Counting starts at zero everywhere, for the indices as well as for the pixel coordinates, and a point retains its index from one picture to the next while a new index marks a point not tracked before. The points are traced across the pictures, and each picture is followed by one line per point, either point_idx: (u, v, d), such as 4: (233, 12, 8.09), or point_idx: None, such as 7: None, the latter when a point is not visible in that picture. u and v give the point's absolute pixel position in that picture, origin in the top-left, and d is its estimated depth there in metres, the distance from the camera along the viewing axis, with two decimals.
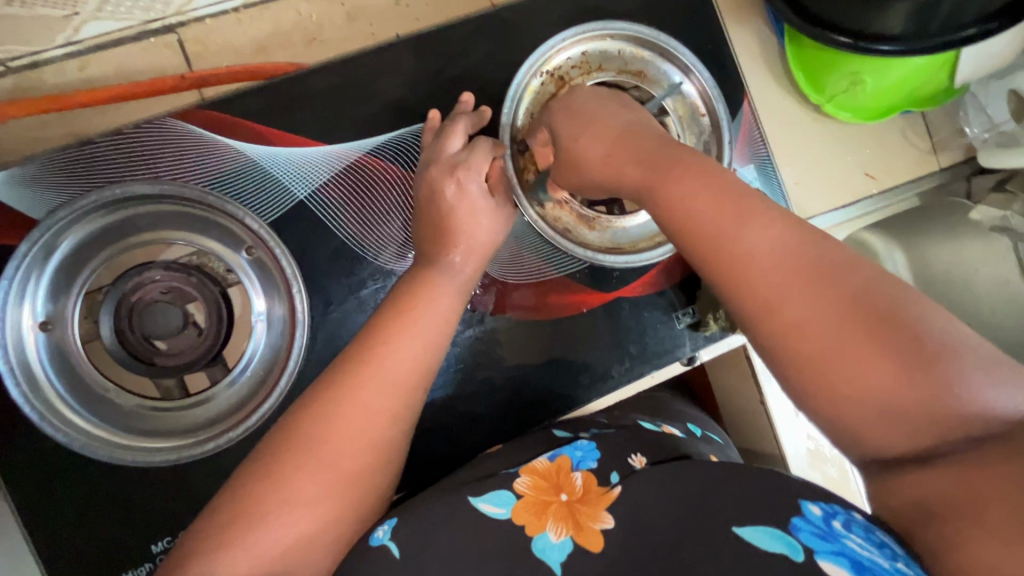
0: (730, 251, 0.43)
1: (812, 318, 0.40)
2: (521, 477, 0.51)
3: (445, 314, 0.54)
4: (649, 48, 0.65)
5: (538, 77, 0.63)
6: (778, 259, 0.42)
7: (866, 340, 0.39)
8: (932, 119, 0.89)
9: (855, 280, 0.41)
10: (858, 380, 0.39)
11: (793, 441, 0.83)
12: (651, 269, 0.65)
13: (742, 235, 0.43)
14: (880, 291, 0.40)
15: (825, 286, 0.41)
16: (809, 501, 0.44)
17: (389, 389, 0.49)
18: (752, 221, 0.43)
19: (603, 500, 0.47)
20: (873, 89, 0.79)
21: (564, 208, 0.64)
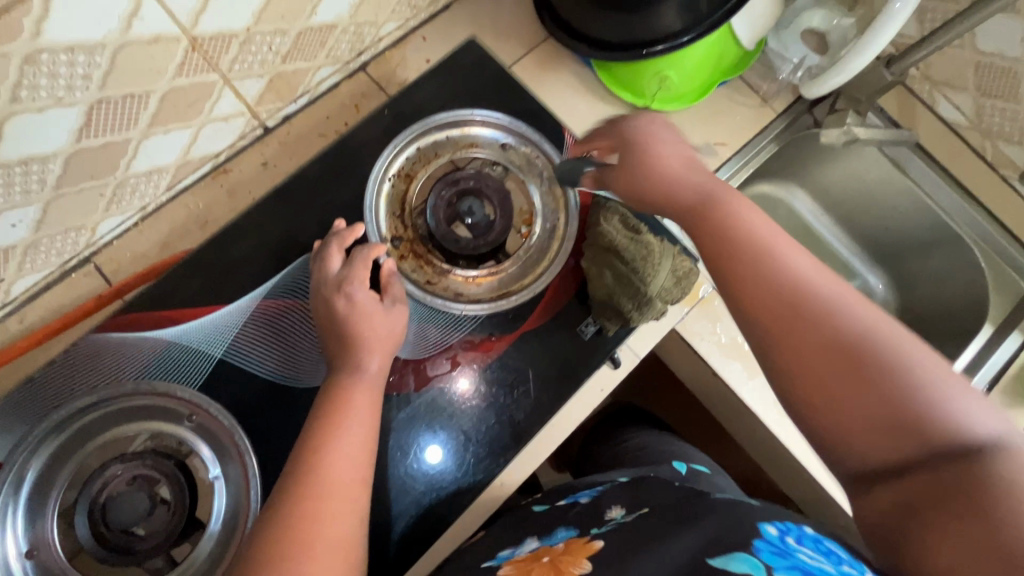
0: (737, 275, 0.53)
1: (803, 342, 0.49)
2: (506, 564, 0.54)
3: (372, 411, 0.59)
4: (471, 124, 0.76)
5: (387, 182, 0.74)
6: (782, 290, 0.51)
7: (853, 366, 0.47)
8: (751, 79, 0.98)
9: (830, 312, 0.49)
10: (843, 399, 0.47)
11: (758, 399, 0.84)
12: (544, 296, 0.72)
13: (791, 259, 0.52)
14: (854, 325, 0.48)
15: (818, 322, 0.49)
16: (766, 524, 0.48)
17: (350, 490, 0.53)
18: (808, 259, 0.53)
19: (582, 550, 0.51)
20: (680, 80, 0.90)
21: (452, 276, 0.73)
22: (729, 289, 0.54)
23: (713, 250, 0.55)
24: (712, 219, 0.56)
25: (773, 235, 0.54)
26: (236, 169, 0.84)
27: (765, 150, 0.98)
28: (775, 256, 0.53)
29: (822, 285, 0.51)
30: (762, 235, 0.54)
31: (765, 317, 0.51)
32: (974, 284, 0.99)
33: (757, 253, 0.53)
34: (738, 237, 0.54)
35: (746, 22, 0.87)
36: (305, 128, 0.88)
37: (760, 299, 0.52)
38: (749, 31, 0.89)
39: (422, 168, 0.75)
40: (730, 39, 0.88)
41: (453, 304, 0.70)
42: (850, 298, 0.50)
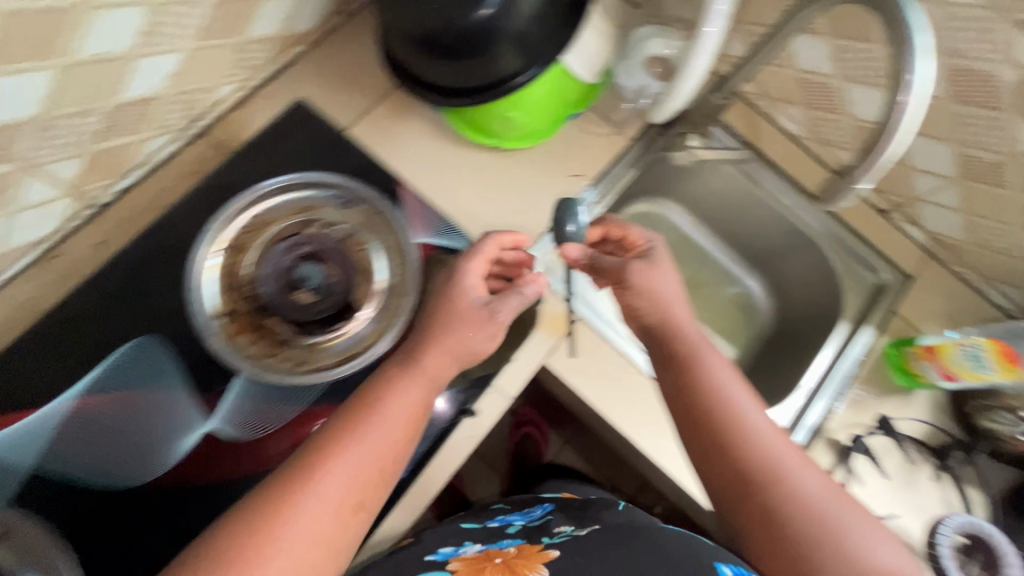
0: (723, 429, 0.68)
1: (765, 497, 0.65)
2: (453, 561, 0.70)
3: (421, 396, 0.63)
4: (304, 187, 0.75)
5: (217, 255, 0.71)
6: (747, 457, 0.66)
7: (793, 523, 0.63)
8: (601, 109, 1.01)
9: (813, 522, 0.62)
10: (780, 534, 0.63)
11: (632, 422, 0.85)
12: (390, 353, 0.71)
13: (755, 424, 0.68)
14: (823, 531, 0.62)
15: (767, 487, 0.65)
16: (723, 564, 0.65)
17: (358, 486, 0.55)
18: (769, 425, 0.69)
19: (536, 558, 0.68)
20: (525, 119, 0.92)
21: (292, 346, 0.70)
22: (708, 432, 0.69)
23: (718, 405, 0.70)
24: (698, 380, 0.72)
25: (768, 434, 0.68)
26: (68, 252, 0.80)
27: (626, 176, 1.01)
28: (767, 451, 0.67)
29: (780, 445, 0.67)
30: (730, 409, 0.69)
31: (739, 487, 0.66)
32: (830, 283, 1.05)
33: (722, 436, 0.68)
34: (710, 396, 0.70)
35: (579, 58, 0.89)
36: (145, 201, 0.85)
37: (738, 460, 0.67)
38: (585, 66, 0.91)
39: (256, 237, 0.73)
40: (569, 76, 0.90)
41: (292, 375, 0.68)
42: (794, 461, 0.66)
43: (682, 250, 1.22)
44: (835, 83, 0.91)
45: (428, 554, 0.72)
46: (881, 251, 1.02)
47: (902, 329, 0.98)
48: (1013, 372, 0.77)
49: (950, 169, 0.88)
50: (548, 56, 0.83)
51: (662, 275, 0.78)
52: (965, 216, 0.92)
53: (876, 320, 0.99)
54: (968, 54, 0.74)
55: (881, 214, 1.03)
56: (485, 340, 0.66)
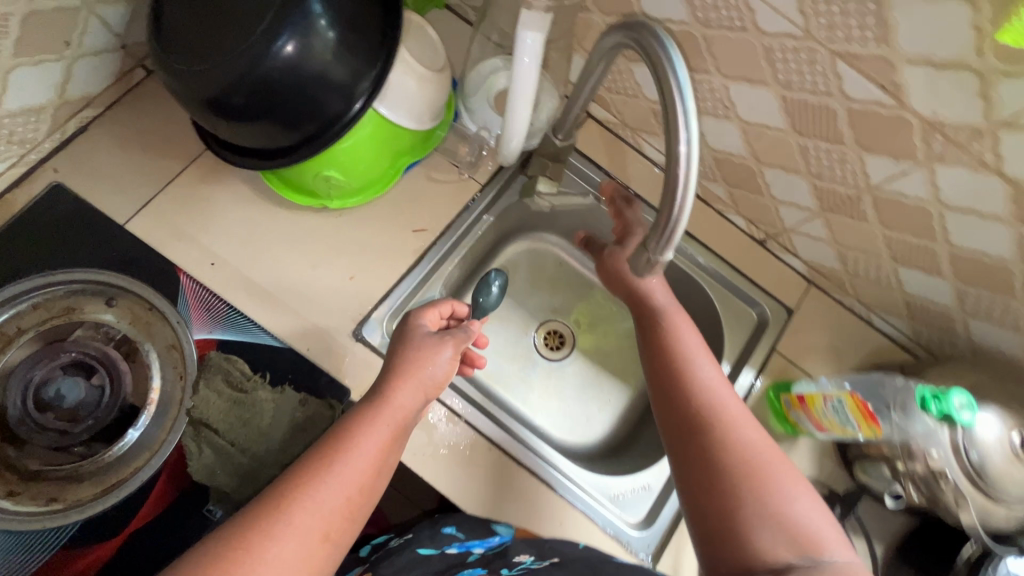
0: (669, 377, 0.72)
1: (710, 444, 0.65)
2: None
3: (394, 423, 0.68)
4: (63, 292, 0.74)
5: None
6: (687, 407, 0.69)
7: (729, 478, 0.63)
8: (447, 152, 0.92)
9: (747, 472, 0.63)
10: (716, 487, 0.63)
11: (476, 501, 0.79)
12: (158, 476, 0.69)
13: (704, 374, 0.71)
14: (755, 476, 0.63)
15: (708, 435, 0.66)
16: None
17: (326, 516, 0.60)
18: (721, 379, 0.72)
19: None
20: (351, 175, 0.82)
21: (45, 474, 0.68)
22: (659, 383, 0.72)
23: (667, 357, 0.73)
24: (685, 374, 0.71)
25: (720, 385, 0.70)
26: None
27: (487, 218, 0.94)
28: (711, 398, 0.69)
29: (753, 436, 0.66)
30: (716, 399, 0.69)
31: (688, 430, 0.67)
32: (712, 321, 0.98)
33: (681, 398, 0.70)
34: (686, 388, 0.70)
35: (400, 104, 0.80)
36: None
37: (681, 411, 0.69)
38: (410, 112, 0.81)
39: (4, 349, 0.71)
40: (391, 128, 0.81)
41: (42, 517, 0.65)
42: (738, 415, 0.68)
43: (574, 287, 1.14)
44: None
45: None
46: (759, 285, 0.95)
47: (784, 369, 0.91)
48: (875, 430, 0.73)
49: (810, 202, 0.81)
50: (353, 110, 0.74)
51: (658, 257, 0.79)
52: (836, 248, 0.85)
53: (757, 361, 0.91)
54: (796, 86, 0.67)
55: (759, 244, 0.96)
56: (413, 396, 0.70)
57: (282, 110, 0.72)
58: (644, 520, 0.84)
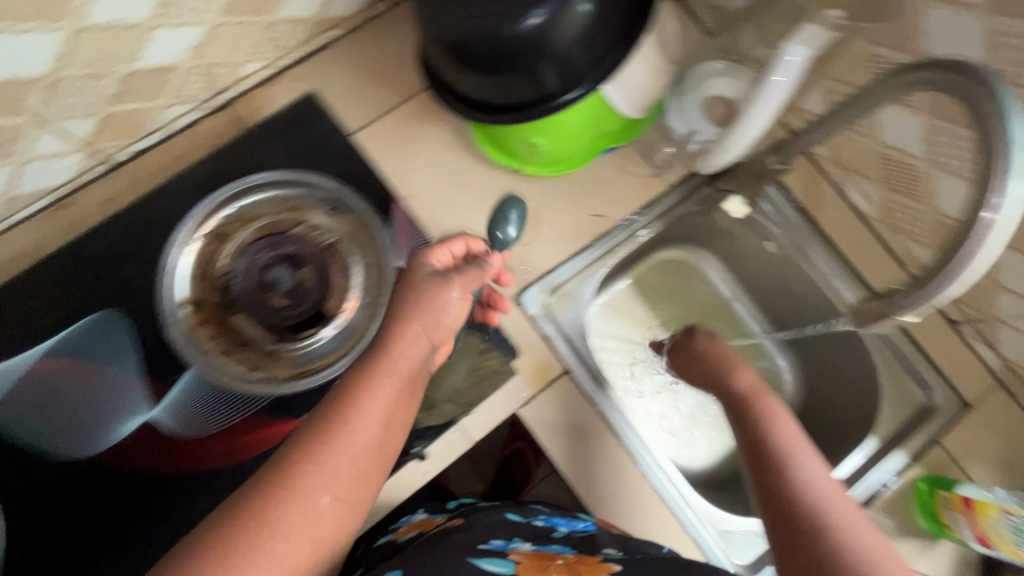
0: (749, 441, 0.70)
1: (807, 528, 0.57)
2: (513, 553, 0.67)
3: (399, 379, 0.60)
4: (298, 185, 0.72)
5: (198, 240, 0.70)
6: (766, 474, 0.64)
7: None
8: (644, 145, 0.91)
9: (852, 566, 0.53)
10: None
11: (592, 485, 0.80)
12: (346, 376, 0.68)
13: (784, 447, 0.66)
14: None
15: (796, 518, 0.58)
16: None
17: (336, 477, 0.53)
18: (803, 450, 0.66)
19: (598, 566, 0.64)
20: (554, 146, 0.84)
21: (248, 350, 0.68)
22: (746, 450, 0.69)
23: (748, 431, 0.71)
24: (773, 461, 0.65)
25: (797, 454, 0.66)
26: (76, 205, 0.82)
27: (644, 234, 0.92)
28: (785, 475, 0.63)
29: (857, 530, 0.56)
30: (812, 488, 0.61)
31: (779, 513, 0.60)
32: (869, 389, 0.91)
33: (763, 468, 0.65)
34: (776, 473, 0.64)
35: (625, 90, 0.80)
36: (157, 168, 0.85)
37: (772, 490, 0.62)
38: (630, 98, 0.81)
39: (240, 228, 0.71)
40: (606, 109, 0.82)
41: (242, 384, 0.66)
42: (826, 489, 0.61)
43: (715, 311, 1.10)
44: (921, 167, 0.76)
45: (483, 542, 0.68)
46: (937, 367, 0.87)
47: (939, 463, 0.84)
48: None
49: None
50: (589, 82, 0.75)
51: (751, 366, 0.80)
52: None
53: (914, 445, 0.85)
54: None
55: (950, 323, 0.87)
56: (422, 344, 0.63)
57: (525, 69, 0.74)
58: (751, 565, 0.81)
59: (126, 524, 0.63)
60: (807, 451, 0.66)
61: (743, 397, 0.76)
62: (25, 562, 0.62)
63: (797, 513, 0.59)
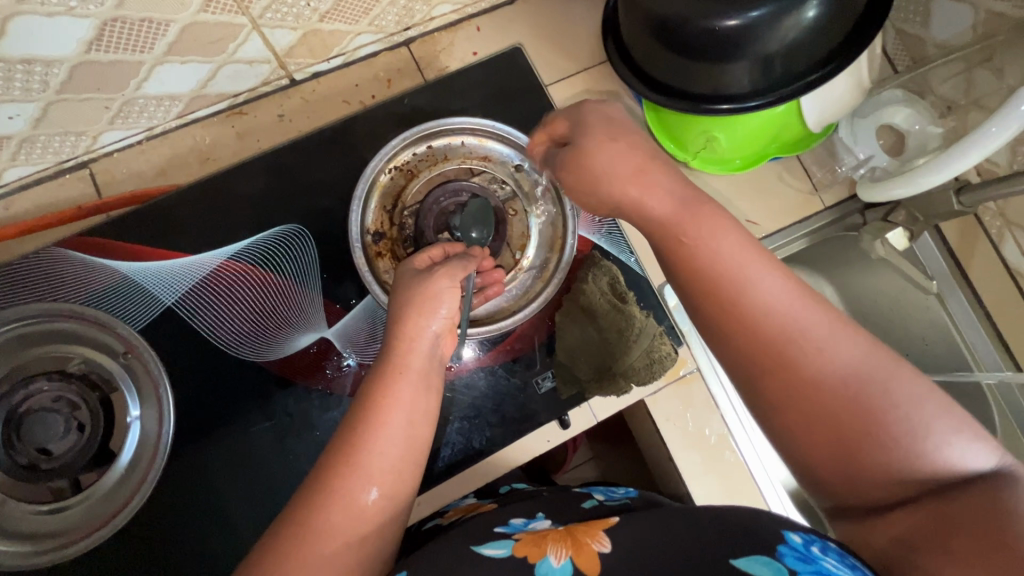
0: (748, 300, 0.47)
1: (823, 374, 0.44)
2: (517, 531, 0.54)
3: (420, 371, 0.55)
4: (490, 136, 0.72)
5: (387, 173, 0.70)
6: (767, 313, 0.46)
7: (839, 438, 0.43)
8: (808, 160, 0.90)
9: (853, 411, 0.43)
10: (813, 436, 0.45)
11: (703, 485, 0.81)
12: (511, 334, 0.68)
13: (755, 285, 0.47)
14: (859, 415, 0.43)
15: (796, 368, 0.45)
16: (791, 531, 0.47)
17: (382, 473, 0.48)
18: (764, 272, 0.48)
19: (600, 527, 0.51)
20: (729, 145, 0.84)
21: None
22: (730, 313, 0.48)
23: (711, 265, 0.49)
24: (727, 297, 0.48)
25: (775, 295, 0.47)
26: (252, 115, 0.82)
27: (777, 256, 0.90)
28: (767, 313, 0.46)
29: (841, 344, 0.45)
30: (772, 324, 0.46)
31: (759, 365, 0.46)
32: None
33: (756, 348, 0.46)
34: (747, 343, 0.46)
35: (819, 103, 0.79)
36: (330, 92, 0.85)
37: (753, 342, 0.47)
38: (819, 112, 0.81)
39: (427, 167, 0.71)
40: (793, 116, 0.81)
41: None
42: (822, 325, 0.45)
43: None
44: None
45: (497, 525, 0.56)
46: None
47: None
48: None
49: None
50: (790, 90, 0.75)
51: (713, 223, 0.50)
52: None
53: None
54: None
55: None
56: (437, 327, 0.58)
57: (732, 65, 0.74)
58: None
59: (288, 433, 0.65)
60: (724, 239, 0.49)
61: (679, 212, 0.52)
62: (195, 452, 0.64)
63: (803, 390, 0.45)
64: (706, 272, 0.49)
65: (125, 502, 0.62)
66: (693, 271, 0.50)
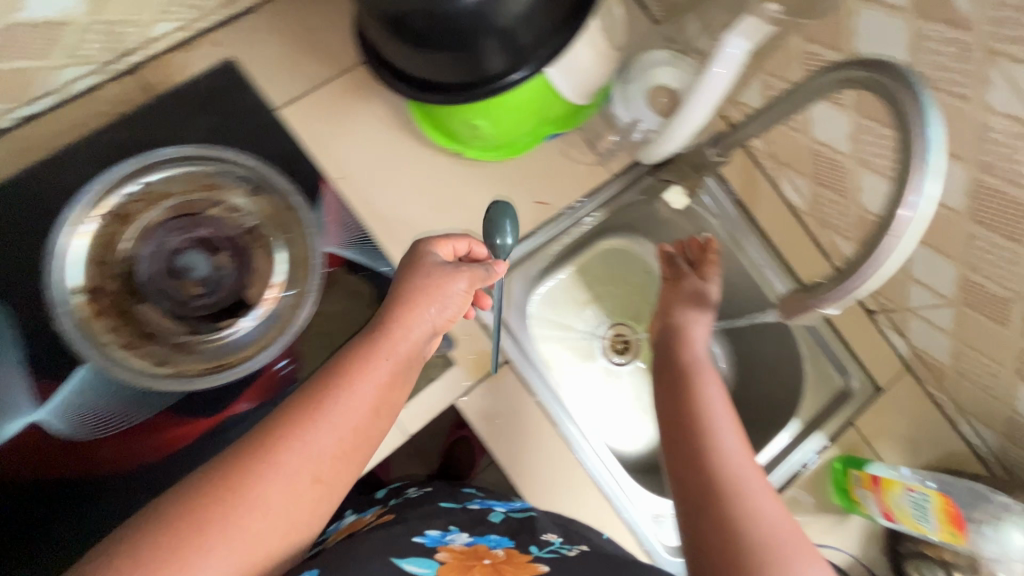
0: (712, 432, 0.65)
1: (757, 493, 0.58)
2: (441, 548, 0.59)
3: (386, 378, 0.57)
4: (211, 162, 0.66)
5: (93, 222, 0.62)
6: (725, 448, 0.63)
7: (741, 551, 0.53)
8: (588, 132, 0.90)
9: (750, 515, 0.56)
10: (723, 524, 0.56)
11: (529, 477, 0.80)
12: (264, 372, 0.64)
13: (724, 437, 0.65)
14: (744, 539, 0.54)
15: (717, 463, 0.62)
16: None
17: (313, 459, 0.51)
18: (738, 437, 0.65)
19: (525, 567, 0.58)
20: (496, 129, 0.81)
21: (155, 341, 0.62)
22: (699, 435, 0.65)
23: (705, 400, 0.69)
24: (704, 417, 0.67)
25: (730, 437, 0.65)
26: None
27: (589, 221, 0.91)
28: (718, 440, 0.64)
29: (766, 497, 0.58)
30: (724, 451, 0.63)
31: (726, 470, 0.61)
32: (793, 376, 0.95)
33: (691, 432, 0.66)
34: (704, 442, 0.64)
35: (568, 75, 0.78)
36: (47, 134, 0.75)
37: (708, 448, 0.63)
38: (574, 83, 0.79)
39: (145, 207, 0.64)
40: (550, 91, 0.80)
41: (149, 379, 0.60)
42: (757, 478, 0.60)
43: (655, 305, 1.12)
44: (847, 163, 0.80)
45: (414, 535, 0.60)
46: (855, 355, 0.92)
47: (855, 444, 0.90)
48: (957, 537, 0.77)
49: (951, 289, 0.77)
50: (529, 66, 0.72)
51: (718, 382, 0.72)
52: (954, 342, 0.82)
53: (830, 429, 0.90)
54: (997, 172, 0.63)
55: (867, 314, 0.92)
56: (420, 331, 0.60)
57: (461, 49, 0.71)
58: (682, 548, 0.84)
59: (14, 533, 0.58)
60: (734, 433, 0.66)
61: (686, 367, 0.74)
62: None
63: (706, 458, 0.63)
64: (693, 407, 0.69)
65: None
66: (689, 392, 0.71)
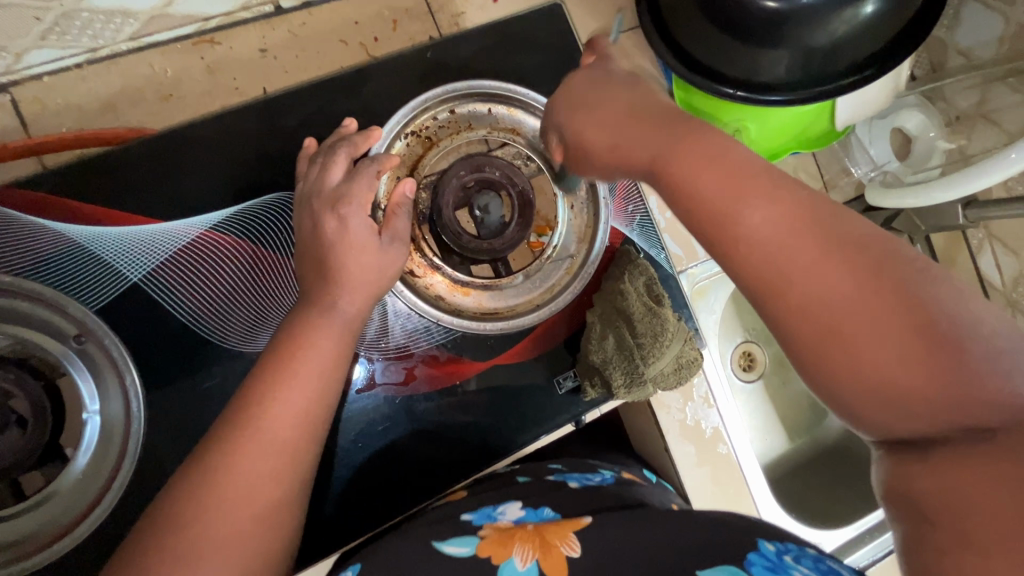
0: (737, 228, 0.38)
1: (871, 285, 0.35)
2: (488, 524, 0.48)
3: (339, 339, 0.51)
4: (521, 107, 0.64)
5: (402, 139, 0.62)
6: (793, 236, 0.37)
7: (918, 369, 0.34)
8: (822, 160, 0.89)
9: (904, 308, 0.35)
10: (874, 370, 0.35)
11: (695, 480, 0.82)
12: (531, 331, 0.63)
13: (746, 209, 0.38)
14: (907, 340, 0.34)
15: (835, 273, 0.36)
16: (763, 539, 0.44)
17: (296, 425, 0.47)
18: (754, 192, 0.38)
19: (571, 522, 0.46)
20: (757, 136, 0.80)
21: (437, 274, 0.63)
22: (727, 241, 0.39)
23: (702, 190, 0.39)
24: (724, 224, 0.38)
25: (752, 201, 0.38)
26: (225, 45, 0.67)
27: None
28: (770, 218, 0.37)
29: (867, 248, 0.36)
30: (797, 250, 0.37)
31: (775, 281, 0.37)
32: None
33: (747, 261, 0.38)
34: (772, 264, 0.37)
35: (852, 101, 0.78)
36: (323, 26, 0.70)
37: (764, 253, 0.37)
38: (849, 112, 0.80)
39: (448, 135, 0.63)
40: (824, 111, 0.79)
41: (435, 312, 0.60)
42: (846, 247, 0.37)
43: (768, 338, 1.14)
44: None
45: (464, 512, 0.52)
46: None
47: None
48: None
49: None
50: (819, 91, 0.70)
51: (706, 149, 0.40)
52: None
53: None
54: None
55: None
56: (354, 301, 0.53)
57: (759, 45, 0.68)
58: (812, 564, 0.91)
59: None
60: (779, 200, 0.38)
61: (646, 155, 0.43)
62: (168, 454, 0.55)
63: (849, 348, 0.35)
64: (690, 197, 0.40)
65: (92, 503, 0.53)
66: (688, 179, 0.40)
